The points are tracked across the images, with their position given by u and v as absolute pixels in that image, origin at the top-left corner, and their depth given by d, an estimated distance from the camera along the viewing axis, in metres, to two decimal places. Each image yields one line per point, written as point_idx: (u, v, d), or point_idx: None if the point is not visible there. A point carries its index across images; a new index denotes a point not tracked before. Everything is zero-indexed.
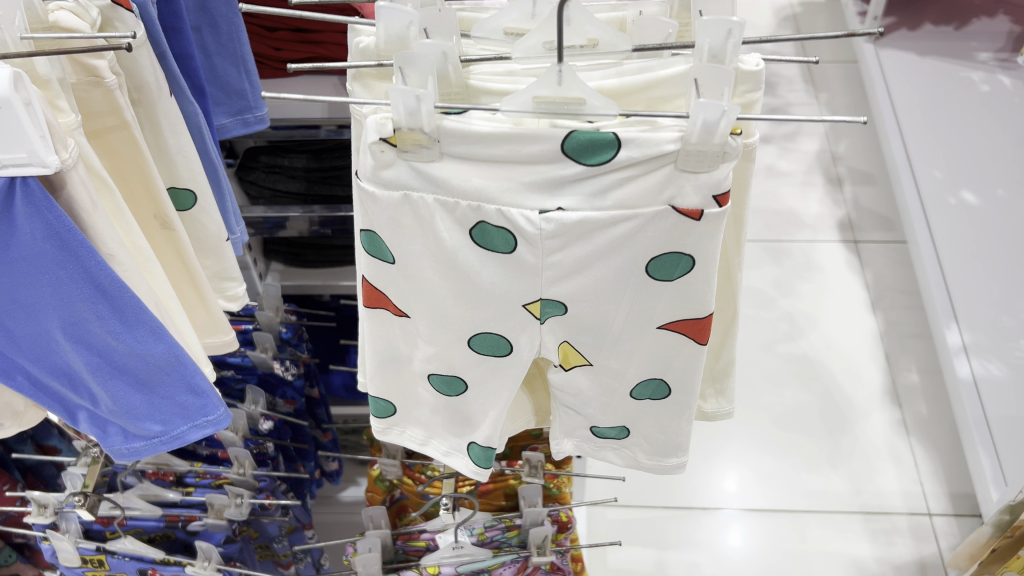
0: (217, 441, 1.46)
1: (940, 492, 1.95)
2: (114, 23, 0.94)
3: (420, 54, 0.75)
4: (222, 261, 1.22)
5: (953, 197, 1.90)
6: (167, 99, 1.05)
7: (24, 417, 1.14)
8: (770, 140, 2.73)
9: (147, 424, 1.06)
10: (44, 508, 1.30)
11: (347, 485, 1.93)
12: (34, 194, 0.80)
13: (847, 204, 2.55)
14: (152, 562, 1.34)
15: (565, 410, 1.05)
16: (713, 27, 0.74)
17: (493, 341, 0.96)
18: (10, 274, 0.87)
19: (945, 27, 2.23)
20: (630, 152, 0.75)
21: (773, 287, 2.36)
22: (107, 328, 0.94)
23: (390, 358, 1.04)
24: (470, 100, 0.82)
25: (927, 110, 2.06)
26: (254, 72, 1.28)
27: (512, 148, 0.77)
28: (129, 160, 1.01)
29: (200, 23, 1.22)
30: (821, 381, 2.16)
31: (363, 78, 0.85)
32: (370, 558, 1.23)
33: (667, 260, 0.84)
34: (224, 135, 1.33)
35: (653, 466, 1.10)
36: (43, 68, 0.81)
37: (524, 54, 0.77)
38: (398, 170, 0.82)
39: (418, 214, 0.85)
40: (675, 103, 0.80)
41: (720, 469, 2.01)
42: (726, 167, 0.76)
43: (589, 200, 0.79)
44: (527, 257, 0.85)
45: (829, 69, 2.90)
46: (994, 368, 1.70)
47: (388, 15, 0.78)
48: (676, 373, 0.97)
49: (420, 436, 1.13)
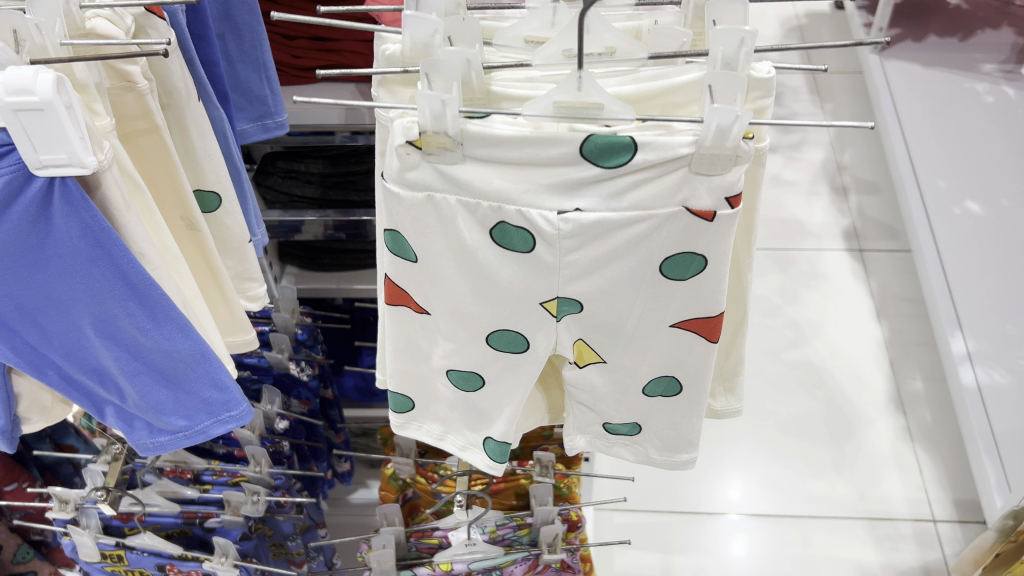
0: (233, 440, 1.50)
1: (945, 498, 1.97)
2: (147, 30, 0.97)
3: (445, 60, 0.78)
4: (244, 261, 1.26)
5: (958, 206, 1.93)
6: (195, 103, 1.09)
7: (51, 412, 1.17)
8: (776, 150, 2.76)
9: (172, 419, 1.09)
10: (65, 503, 1.32)
11: (357, 488, 1.96)
12: (72, 193, 0.84)
13: (853, 213, 2.58)
14: (169, 558, 1.36)
15: (579, 406, 1.08)
16: (727, 36, 0.77)
17: (511, 339, 0.99)
18: (45, 273, 0.90)
19: (949, 39, 2.26)
20: (647, 155, 0.78)
21: (778, 294, 2.38)
22: (137, 324, 0.97)
23: (409, 355, 1.07)
24: (492, 106, 0.85)
25: (930, 121, 2.09)
26: (275, 78, 1.32)
27: (533, 151, 0.80)
28: (159, 163, 1.05)
29: (224, 31, 1.25)
30: (826, 389, 2.18)
31: (388, 84, 0.88)
32: (385, 554, 1.25)
33: (680, 261, 0.87)
34: (246, 139, 1.36)
35: (664, 463, 1.12)
36: (81, 73, 0.85)
37: (544, 62, 0.80)
38: (422, 172, 0.85)
39: (441, 215, 0.88)
40: (688, 108, 0.83)
41: (725, 477, 2.02)
42: (738, 170, 0.79)
43: (606, 202, 0.82)
44: (545, 256, 0.88)
45: (834, 80, 2.94)
46: (998, 375, 1.73)
47: (414, 23, 0.81)
48: (688, 370, 0.99)
49: (437, 431, 1.16)
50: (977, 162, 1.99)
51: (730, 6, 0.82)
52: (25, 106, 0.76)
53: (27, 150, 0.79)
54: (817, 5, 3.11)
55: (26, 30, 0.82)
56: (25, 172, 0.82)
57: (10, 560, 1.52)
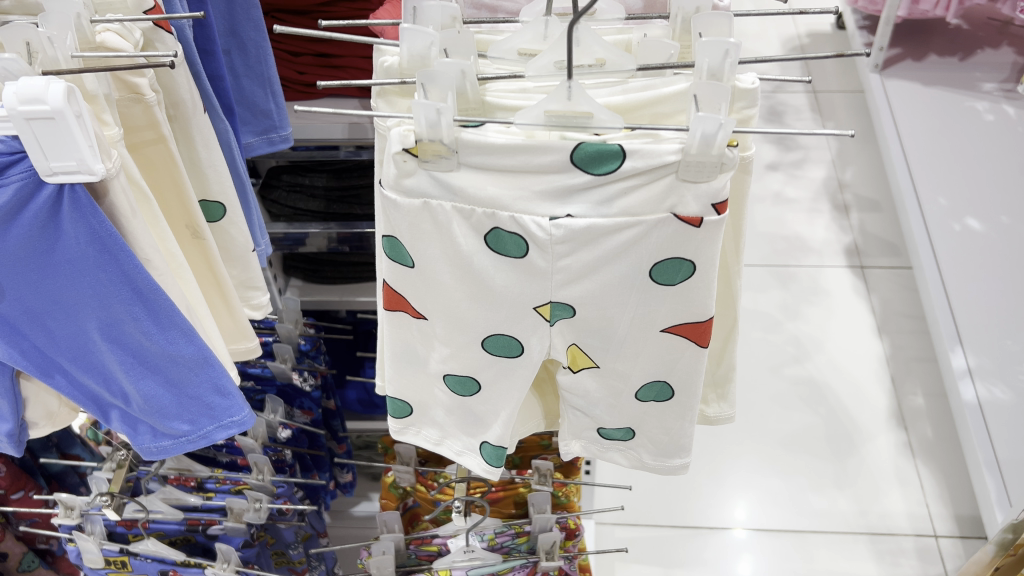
0: (237, 449, 1.54)
1: (946, 514, 1.97)
2: (154, 44, 1.00)
3: (441, 71, 0.81)
4: (247, 270, 1.28)
5: (958, 223, 1.95)
6: (200, 115, 1.12)
7: (58, 417, 1.20)
8: (778, 168, 2.79)
9: (176, 423, 1.11)
10: (70, 509, 1.33)
11: (359, 500, 1.97)
12: (81, 200, 0.87)
13: (854, 230, 2.60)
14: (173, 564, 1.37)
15: (574, 412, 1.09)
16: (711, 48, 0.80)
17: (505, 343, 1.01)
18: (54, 277, 0.92)
19: (949, 58, 2.32)
20: (635, 162, 0.81)
21: (780, 310, 2.40)
22: (141, 329, 0.99)
23: (407, 359, 1.10)
24: (486, 116, 0.89)
25: (929, 138, 2.13)
26: (280, 93, 1.35)
27: (525, 158, 0.83)
28: (165, 172, 1.08)
29: (231, 46, 1.29)
30: (827, 403, 2.19)
31: (387, 95, 0.91)
32: (385, 560, 1.27)
33: (669, 266, 0.90)
34: (251, 153, 1.40)
35: (658, 467, 1.14)
36: (91, 85, 0.88)
37: (537, 73, 0.84)
38: (418, 179, 0.88)
39: (437, 220, 0.91)
40: (675, 118, 0.87)
41: (730, 496, 2.02)
42: (724, 177, 0.82)
43: (596, 208, 0.85)
44: (537, 261, 0.90)
45: (835, 99, 2.97)
46: (999, 392, 1.72)
47: (411, 36, 0.84)
48: (679, 375, 1.02)
49: (435, 436, 1.18)
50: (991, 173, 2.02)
51: (715, 20, 0.85)
52: (37, 114, 0.79)
53: (37, 158, 0.82)
54: (818, 25, 3.16)
55: (38, 42, 0.85)
56: (36, 180, 0.85)
57: (15, 568, 1.54)
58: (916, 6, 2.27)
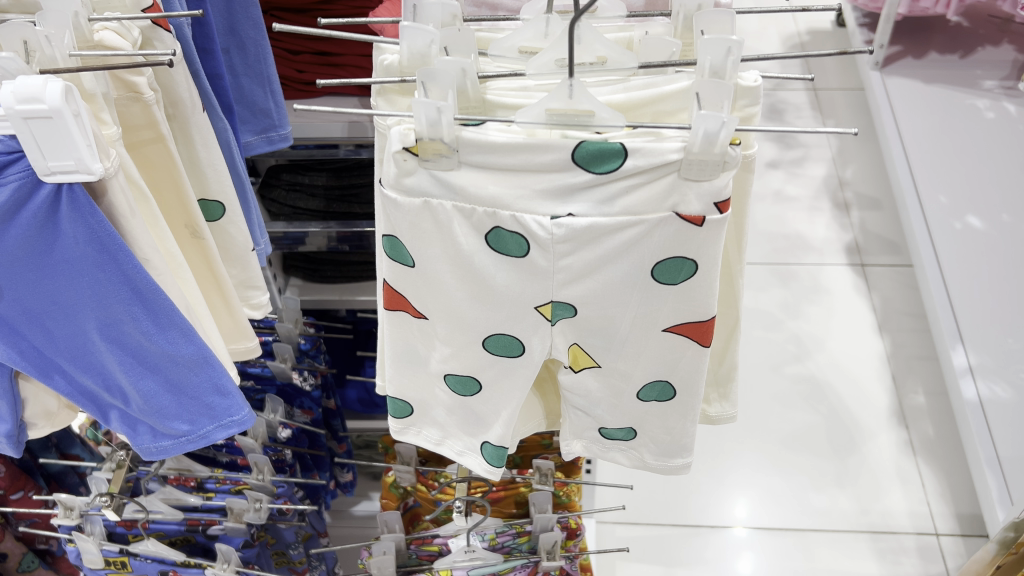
0: (237, 448, 1.53)
1: (947, 512, 1.97)
2: (153, 43, 1.00)
3: (441, 70, 0.81)
4: (247, 269, 1.28)
5: (959, 222, 1.95)
6: (199, 113, 1.12)
7: (57, 417, 1.19)
8: (779, 166, 2.78)
9: (175, 423, 1.11)
10: (70, 509, 1.32)
11: (359, 500, 1.97)
12: (79, 200, 0.86)
13: (855, 228, 2.60)
14: (173, 564, 1.37)
15: (575, 411, 1.09)
16: (714, 46, 0.80)
17: (506, 343, 1.01)
18: (52, 276, 0.92)
19: (950, 56, 2.32)
20: (636, 160, 0.80)
21: (781, 309, 2.39)
22: (141, 328, 0.99)
23: (408, 359, 1.10)
24: (487, 114, 0.88)
25: (929, 135, 2.12)
26: (279, 91, 1.35)
27: (526, 157, 0.82)
28: (164, 171, 1.07)
29: (229, 45, 1.29)
30: (828, 402, 2.19)
31: (387, 94, 0.91)
32: (386, 561, 1.27)
33: (672, 264, 0.89)
34: (250, 152, 1.39)
35: (660, 467, 1.14)
36: (89, 83, 0.87)
37: (538, 71, 0.83)
38: (419, 178, 0.87)
39: (437, 219, 0.91)
40: (678, 116, 0.86)
41: (731, 495, 2.02)
42: (725, 175, 0.81)
43: (598, 207, 0.85)
44: (539, 261, 0.90)
45: (835, 97, 2.96)
46: (1000, 390, 1.71)
47: (411, 34, 0.83)
48: (681, 374, 1.01)
49: (435, 435, 1.18)
50: (992, 171, 2.01)
51: (717, 18, 0.84)
52: (34, 114, 0.78)
53: (36, 158, 0.81)
54: (818, 22, 3.15)
55: (36, 41, 0.85)
56: (34, 179, 0.84)
57: (14, 569, 1.53)
58: (916, 3, 2.26)
